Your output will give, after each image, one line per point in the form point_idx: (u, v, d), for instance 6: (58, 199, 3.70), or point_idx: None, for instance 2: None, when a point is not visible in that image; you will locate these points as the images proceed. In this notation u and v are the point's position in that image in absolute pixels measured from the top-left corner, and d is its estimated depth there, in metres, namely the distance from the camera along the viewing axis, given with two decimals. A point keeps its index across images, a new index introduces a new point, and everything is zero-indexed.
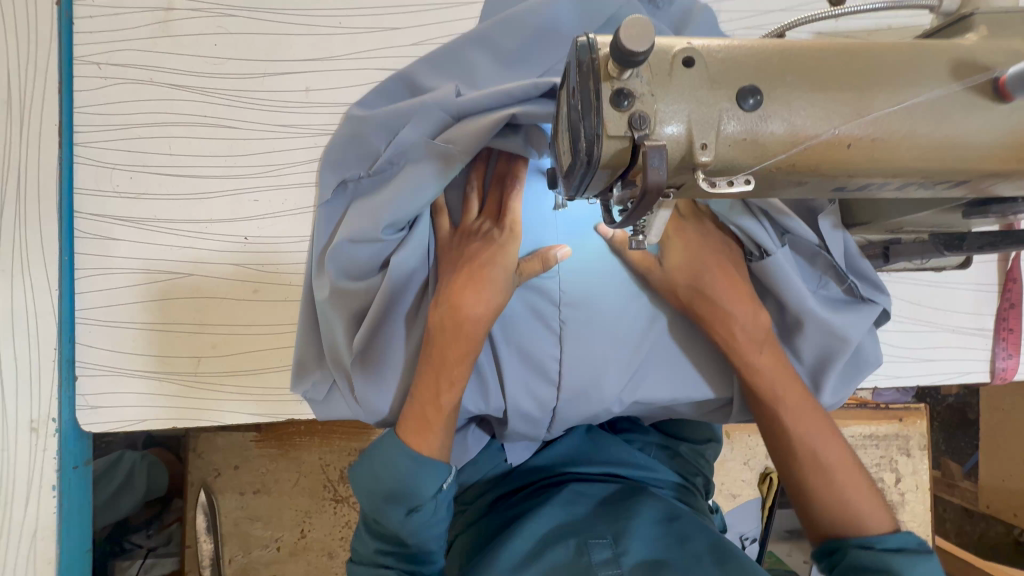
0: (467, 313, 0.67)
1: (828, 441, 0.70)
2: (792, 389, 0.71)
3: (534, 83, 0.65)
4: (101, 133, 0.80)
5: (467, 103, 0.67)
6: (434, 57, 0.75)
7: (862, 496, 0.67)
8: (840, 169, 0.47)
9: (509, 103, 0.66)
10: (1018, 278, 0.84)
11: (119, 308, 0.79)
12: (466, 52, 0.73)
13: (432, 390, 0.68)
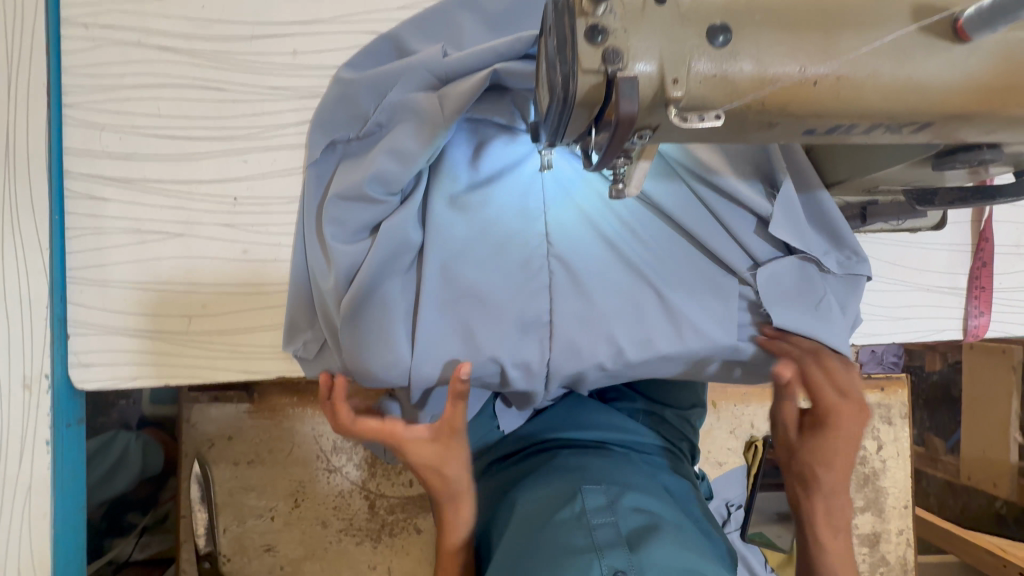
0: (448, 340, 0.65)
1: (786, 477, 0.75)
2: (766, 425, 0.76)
3: (517, 41, 0.70)
4: (89, 94, 0.80)
5: (454, 63, 0.72)
6: (423, 19, 0.79)
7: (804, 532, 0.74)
8: (807, 109, 0.49)
9: (495, 61, 0.71)
10: (989, 238, 0.87)
11: (111, 268, 0.80)
12: (454, 15, 0.77)
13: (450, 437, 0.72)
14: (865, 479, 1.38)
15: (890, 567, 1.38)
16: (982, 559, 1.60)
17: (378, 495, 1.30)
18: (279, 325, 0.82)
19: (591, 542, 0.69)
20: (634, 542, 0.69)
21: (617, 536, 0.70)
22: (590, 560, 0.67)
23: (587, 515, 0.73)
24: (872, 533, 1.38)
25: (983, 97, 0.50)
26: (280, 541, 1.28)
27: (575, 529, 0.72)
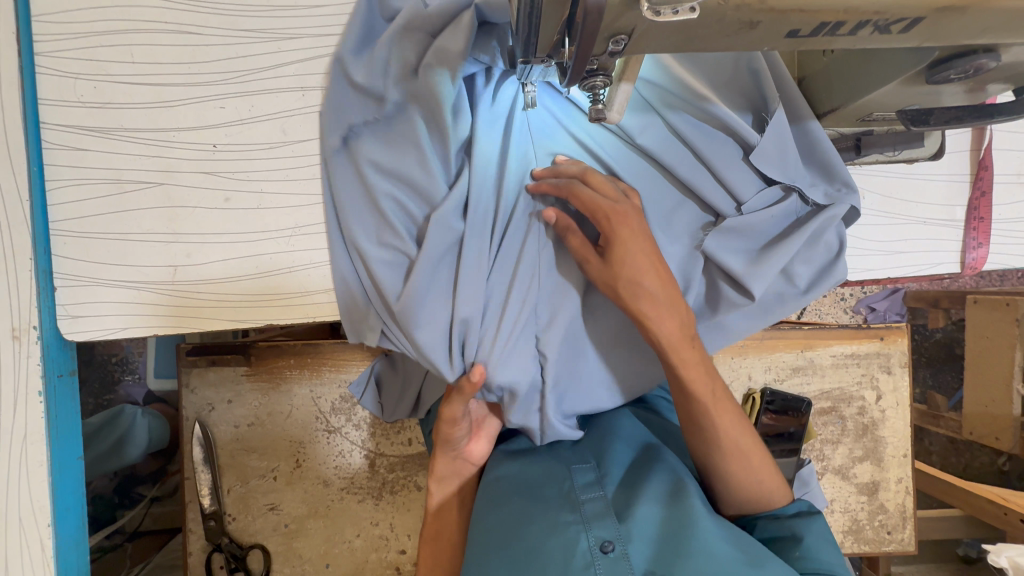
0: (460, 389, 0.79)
1: (739, 425, 0.71)
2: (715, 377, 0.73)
3: None
4: (59, 42, 0.78)
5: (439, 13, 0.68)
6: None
7: (763, 473, 0.71)
8: (789, 3, 0.47)
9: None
10: (989, 166, 0.84)
11: (92, 219, 0.80)
12: None
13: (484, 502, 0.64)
14: (863, 429, 1.37)
15: (889, 515, 1.38)
16: (984, 510, 1.60)
17: (377, 454, 1.32)
18: (265, 273, 0.82)
19: (579, 516, 0.70)
20: (621, 512, 0.69)
21: (604, 507, 0.70)
22: (576, 534, 0.67)
23: (575, 491, 0.73)
24: (871, 482, 1.38)
25: None
26: (283, 500, 1.30)
27: (563, 505, 0.72)
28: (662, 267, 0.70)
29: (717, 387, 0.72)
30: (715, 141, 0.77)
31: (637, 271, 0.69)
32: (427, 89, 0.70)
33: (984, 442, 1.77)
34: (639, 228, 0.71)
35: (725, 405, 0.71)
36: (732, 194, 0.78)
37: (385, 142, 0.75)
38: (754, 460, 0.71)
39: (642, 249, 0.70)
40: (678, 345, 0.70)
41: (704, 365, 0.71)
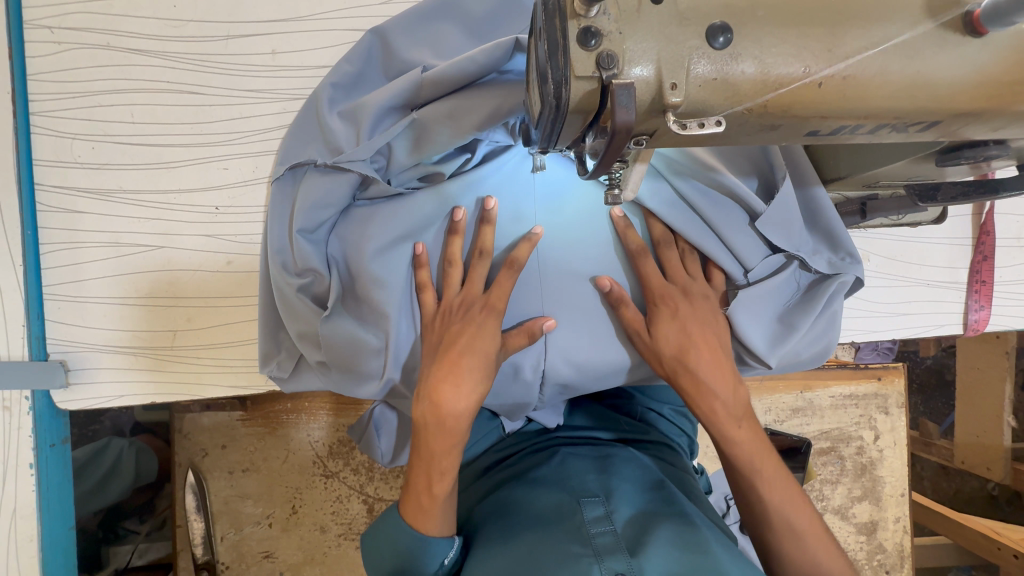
0: (450, 409, 0.66)
1: (801, 509, 0.69)
2: (769, 461, 0.70)
3: (497, 44, 0.67)
4: (57, 101, 0.76)
5: (437, 77, 0.69)
6: (403, 17, 0.76)
7: (831, 560, 0.67)
8: (810, 111, 0.47)
9: (473, 72, 0.68)
10: (991, 231, 0.85)
11: (89, 284, 0.77)
12: (436, 24, 0.76)
13: (426, 480, 0.67)
14: (862, 468, 1.38)
15: (887, 554, 1.39)
16: (976, 542, 1.62)
17: (375, 499, 1.29)
18: None
19: (590, 549, 0.65)
20: (634, 547, 0.66)
21: (616, 542, 0.67)
22: (589, 565, 0.63)
23: (586, 525, 0.69)
24: (870, 521, 1.39)
25: (996, 94, 0.47)
26: (279, 548, 1.27)
27: (572, 536, 0.67)
28: (712, 345, 0.73)
29: (778, 476, 0.70)
30: (722, 208, 0.77)
31: (717, 345, 0.74)
32: (420, 141, 0.70)
33: (976, 472, 1.80)
34: (697, 309, 0.74)
35: (780, 483, 0.70)
36: (738, 259, 0.78)
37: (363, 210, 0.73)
38: (815, 541, 0.68)
39: (708, 325, 0.74)
40: (722, 422, 0.71)
41: (756, 439, 0.71)
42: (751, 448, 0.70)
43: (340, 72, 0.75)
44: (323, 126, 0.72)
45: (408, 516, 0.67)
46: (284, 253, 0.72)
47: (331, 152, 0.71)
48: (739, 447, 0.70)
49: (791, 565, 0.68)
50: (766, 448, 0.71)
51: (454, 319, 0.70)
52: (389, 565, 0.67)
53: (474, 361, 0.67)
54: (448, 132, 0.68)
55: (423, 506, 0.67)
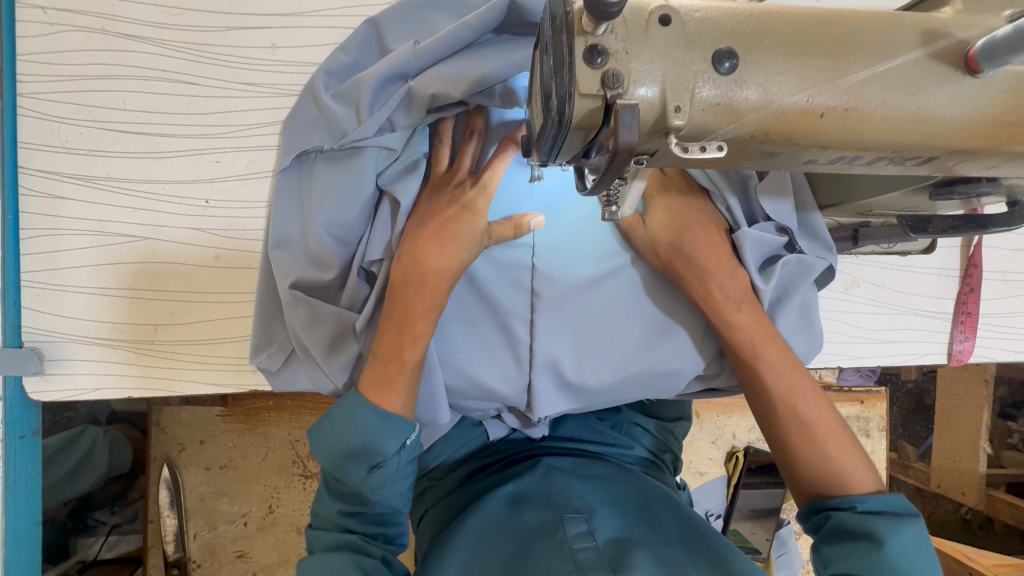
0: (432, 267, 0.66)
1: (808, 399, 0.70)
2: (772, 346, 0.72)
3: (490, 6, 0.66)
4: (46, 83, 0.74)
5: (433, 46, 0.68)
6: (398, 7, 0.74)
7: (844, 453, 0.67)
8: (810, 140, 0.47)
9: (472, 38, 0.67)
10: (978, 264, 0.86)
11: (69, 272, 0.75)
12: (428, 14, 0.74)
13: (396, 346, 0.66)
14: None
15: None
16: (948, 566, 1.64)
17: None
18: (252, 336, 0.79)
19: (574, 565, 0.64)
20: (617, 565, 0.64)
21: (599, 558, 0.66)
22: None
23: (567, 541, 0.68)
24: None
25: (994, 133, 0.48)
26: (253, 548, 1.25)
27: (553, 553, 0.66)
28: (716, 242, 0.74)
29: (783, 364, 0.71)
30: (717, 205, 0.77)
31: (713, 236, 0.75)
32: (416, 105, 0.68)
33: (950, 495, 1.83)
34: (694, 211, 0.75)
35: (786, 369, 0.71)
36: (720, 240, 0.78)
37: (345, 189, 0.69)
38: (831, 435, 0.68)
39: (703, 217, 0.75)
40: (722, 306, 0.72)
41: (760, 323, 0.73)
42: (753, 332, 0.72)
43: (335, 60, 0.74)
44: (322, 112, 0.72)
45: (369, 391, 0.66)
46: (291, 247, 0.72)
47: (333, 137, 0.71)
48: (741, 333, 0.72)
49: (803, 462, 0.67)
50: (770, 334, 0.72)
51: (443, 192, 0.69)
52: (346, 444, 0.64)
53: (462, 229, 0.67)
54: (451, 86, 0.66)
55: (390, 375, 0.66)
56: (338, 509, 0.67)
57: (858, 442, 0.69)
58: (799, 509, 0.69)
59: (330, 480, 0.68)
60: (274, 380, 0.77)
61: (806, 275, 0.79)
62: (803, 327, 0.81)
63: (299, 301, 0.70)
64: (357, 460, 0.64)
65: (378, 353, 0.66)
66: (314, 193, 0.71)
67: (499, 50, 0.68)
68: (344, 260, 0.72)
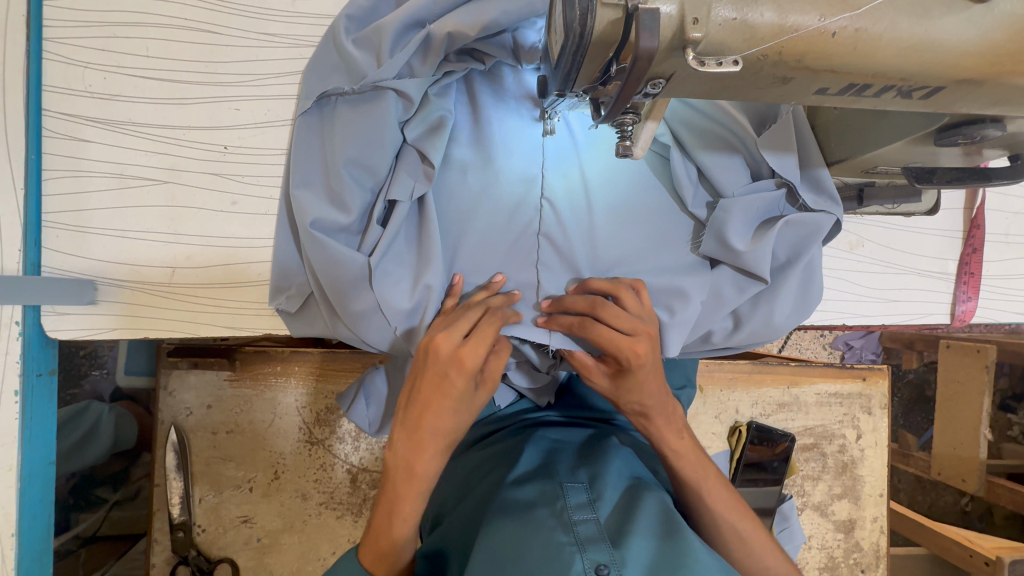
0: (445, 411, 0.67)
1: (735, 512, 0.75)
2: (712, 477, 0.76)
3: None
4: (71, 28, 0.76)
5: None
6: None
7: (764, 548, 0.75)
8: (822, 63, 0.48)
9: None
10: (981, 225, 0.88)
11: (88, 213, 0.77)
12: None
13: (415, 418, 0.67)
14: (843, 467, 1.41)
15: (864, 553, 1.41)
16: (949, 549, 1.64)
17: (360, 469, 1.28)
18: (267, 282, 0.80)
19: (572, 538, 0.65)
20: (617, 538, 0.65)
21: (598, 533, 0.66)
22: (571, 555, 0.62)
23: (567, 512, 0.69)
24: (848, 519, 1.41)
25: (998, 60, 0.50)
26: (258, 513, 1.25)
27: (553, 523, 0.67)
28: (638, 348, 0.69)
29: (725, 498, 0.75)
30: (721, 158, 0.80)
31: (652, 381, 0.72)
32: (433, 47, 0.72)
33: (951, 483, 1.83)
34: (629, 298, 0.74)
35: (710, 473, 0.77)
36: (719, 188, 0.81)
37: (361, 132, 0.72)
38: (758, 547, 0.75)
39: (650, 377, 0.71)
40: (669, 438, 0.76)
41: (695, 452, 0.77)
42: (693, 461, 0.76)
43: (354, 4, 0.76)
44: (344, 57, 0.75)
45: (367, 561, 0.68)
46: (312, 189, 0.75)
47: (354, 82, 0.74)
48: (684, 461, 0.76)
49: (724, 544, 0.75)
50: (704, 459, 0.78)
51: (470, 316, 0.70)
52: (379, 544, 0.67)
53: (469, 360, 0.66)
54: (466, 29, 0.71)
55: (380, 548, 0.67)
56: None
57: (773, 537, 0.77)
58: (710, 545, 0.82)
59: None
60: (289, 320, 0.80)
61: (808, 226, 0.80)
62: (801, 284, 0.84)
63: (317, 238, 0.72)
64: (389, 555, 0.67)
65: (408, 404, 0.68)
66: (336, 137, 0.73)
67: None
68: (364, 205, 0.75)
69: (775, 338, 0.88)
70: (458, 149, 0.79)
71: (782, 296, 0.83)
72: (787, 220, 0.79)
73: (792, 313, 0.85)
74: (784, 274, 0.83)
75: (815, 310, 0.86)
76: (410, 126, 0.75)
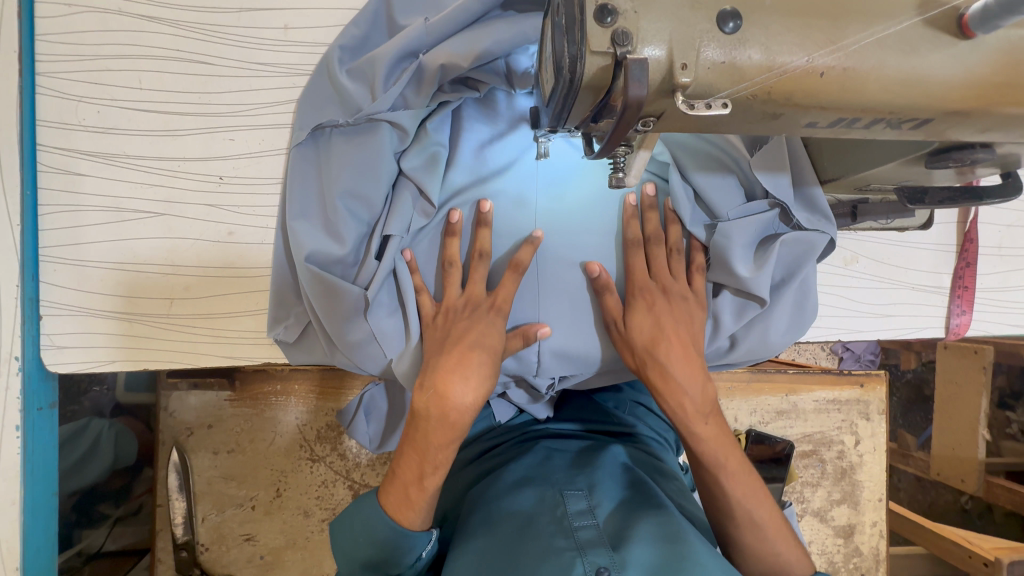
0: (473, 339, 0.71)
1: (761, 504, 0.72)
2: (733, 458, 0.74)
3: None
4: (64, 63, 0.76)
5: (442, 23, 0.72)
6: None
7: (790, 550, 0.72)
8: (811, 101, 0.48)
9: (478, 10, 0.72)
10: (974, 239, 0.88)
11: (87, 247, 0.77)
12: None
13: (455, 326, 0.72)
14: (842, 472, 1.41)
15: (864, 558, 1.42)
16: (948, 551, 1.65)
17: (361, 485, 1.28)
18: (265, 311, 0.80)
19: (572, 542, 0.66)
20: (616, 542, 0.66)
21: (598, 536, 0.67)
22: (571, 559, 0.63)
23: (568, 518, 0.70)
24: (848, 525, 1.42)
25: (986, 94, 0.50)
26: (261, 531, 1.26)
27: (554, 530, 0.68)
28: (664, 308, 0.77)
29: (747, 482, 0.73)
30: (715, 180, 0.81)
31: (679, 349, 0.76)
32: (425, 79, 0.72)
33: (950, 483, 1.83)
34: (661, 302, 0.78)
35: (734, 459, 0.74)
36: (713, 210, 0.81)
37: (356, 167, 0.73)
38: (771, 530, 0.72)
39: (678, 341, 0.76)
40: (692, 420, 0.74)
41: (723, 440, 0.74)
42: (716, 444, 0.73)
43: (347, 35, 0.76)
44: (337, 88, 0.75)
45: (389, 508, 0.67)
46: (309, 219, 0.75)
47: (348, 113, 0.74)
48: (706, 444, 0.74)
49: (752, 553, 0.73)
50: (729, 445, 0.74)
51: (459, 318, 0.73)
52: (363, 555, 0.67)
53: (483, 357, 0.70)
54: (459, 58, 0.71)
55: (409, 497, 0.67)
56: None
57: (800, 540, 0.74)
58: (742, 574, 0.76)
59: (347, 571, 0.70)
60: (288, 350, 0.81)
61: (803, 243, 0.81)
62: (799, 299, 0.85)
63: (314, 274, 0.72)
64: (378, 567, 0.67)
65: (439, 354, 0.71)
66: (332, 169, 0.74)
67: (504, 22, 0.72)
68: (359, 236, 0.75)
69: (771, 355, 0.88)
70: (453, 173, 0.79)
71: (777, 315, 0.84)
72: (783, 240, 0.80)
73: (787, 331, 0.86)
74: (778, 293, 0.83)
75: (809, 329, 0.87)
76: (405, 159, 0.75)
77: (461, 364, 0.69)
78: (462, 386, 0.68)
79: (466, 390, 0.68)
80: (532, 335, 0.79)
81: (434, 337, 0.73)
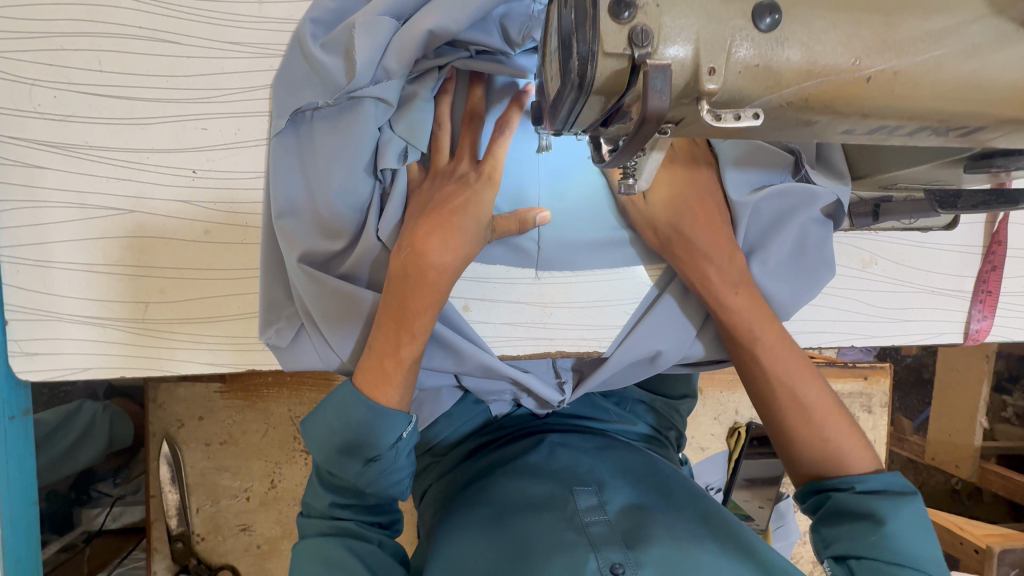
0: (460, 201, 0.64)
1: (807, 382, 0.70)
2: (770, 331, 0.72)
3: None
4: (14, 42, 0.69)
5: None
6: None
7: (844, 436, 0.68)
8: (854, 108, 0.42)
9: None
10: (1002, 241, 0.84)
11: (51, 246, 0.72)
12: None
13: (441, 192, 0.66)
14: None
15: None
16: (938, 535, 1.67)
17: None
18: (247, 315, 0.75)
19: (586, 539, 0.64)
20: (630, 540, 0.64)
21: (611, 532, 0.65)
22: (585, 555, 0.62)
23: (578, 515, 0.67)
24: None
25: None
26: (257, 522, 1.25)
27: (565, 527, 0.66)
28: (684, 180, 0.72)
29: (783, 352, 0.71)
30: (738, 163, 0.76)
31: (702, 223, 0.72)
32: (406, 45, 0.63)
33: (945, 468, 1.84)
34: (680, 172, 0.72)
35: (773, 332, 0.72)
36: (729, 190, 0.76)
37: (341, 150, 0.66)
38: (819, 413, 0.69)
39: (700, 214, 0.72)
40: (721, 292, 0.72)
41: (760, 313, 0.72)
42: (751, 316, 0.71)
43: (321, 7, 0.68)
44: (314, 66, 0.67)
45: (363, 387, 0.65)
46: (297, 216, 0.70)
47: (326, 93, 0.67)
48: (739, 316, 0.72)
49: (804, 445, 0.68)
50: (766, 317, 0.72)
51: (445, 183, 0.66)
52: (339, 440, 0.64)
53: (466, 221, 0.64)
54: (445, 23, 0.63)
55: (386, 373, 0.65)
56: (331, 500, 0.67)
57: (853, 424, 0.70)
58: (798, 491, 0.70)
59: (325, 474, 0.68)
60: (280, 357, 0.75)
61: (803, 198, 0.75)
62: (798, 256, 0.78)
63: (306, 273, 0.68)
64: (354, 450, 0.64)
65: (417, 215, 0.65)
66: (318, 161, 0.68)
67: None
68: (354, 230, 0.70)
69: None
70: None
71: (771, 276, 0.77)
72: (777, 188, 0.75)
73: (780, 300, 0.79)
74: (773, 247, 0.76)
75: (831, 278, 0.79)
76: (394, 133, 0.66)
77: (443, 224, 0.64)
78: (442, 248, 0.63)
79: (457, 249, 0.64)
80: (531, 221, 0.68)
81: (417, 203, 0.67)
